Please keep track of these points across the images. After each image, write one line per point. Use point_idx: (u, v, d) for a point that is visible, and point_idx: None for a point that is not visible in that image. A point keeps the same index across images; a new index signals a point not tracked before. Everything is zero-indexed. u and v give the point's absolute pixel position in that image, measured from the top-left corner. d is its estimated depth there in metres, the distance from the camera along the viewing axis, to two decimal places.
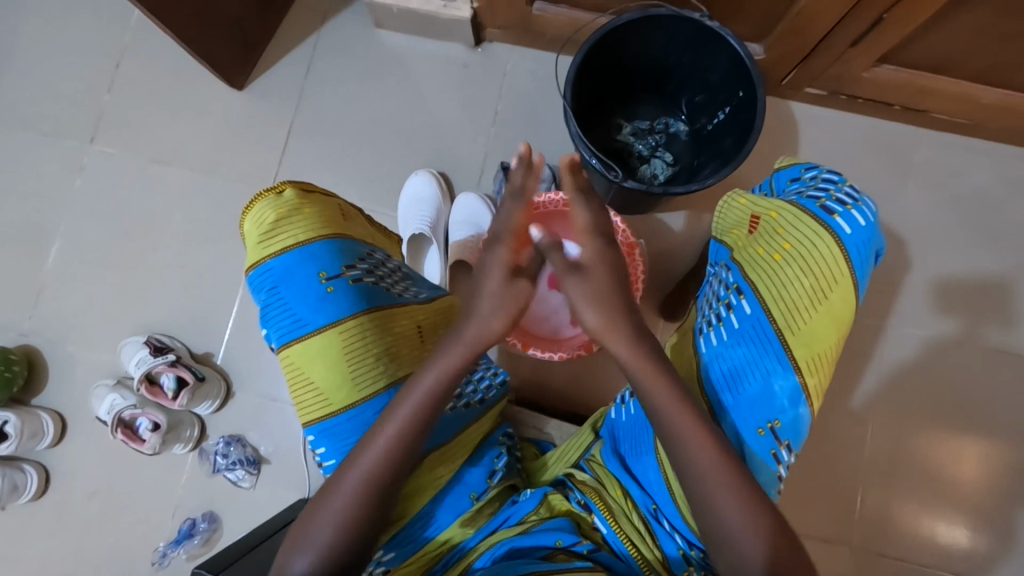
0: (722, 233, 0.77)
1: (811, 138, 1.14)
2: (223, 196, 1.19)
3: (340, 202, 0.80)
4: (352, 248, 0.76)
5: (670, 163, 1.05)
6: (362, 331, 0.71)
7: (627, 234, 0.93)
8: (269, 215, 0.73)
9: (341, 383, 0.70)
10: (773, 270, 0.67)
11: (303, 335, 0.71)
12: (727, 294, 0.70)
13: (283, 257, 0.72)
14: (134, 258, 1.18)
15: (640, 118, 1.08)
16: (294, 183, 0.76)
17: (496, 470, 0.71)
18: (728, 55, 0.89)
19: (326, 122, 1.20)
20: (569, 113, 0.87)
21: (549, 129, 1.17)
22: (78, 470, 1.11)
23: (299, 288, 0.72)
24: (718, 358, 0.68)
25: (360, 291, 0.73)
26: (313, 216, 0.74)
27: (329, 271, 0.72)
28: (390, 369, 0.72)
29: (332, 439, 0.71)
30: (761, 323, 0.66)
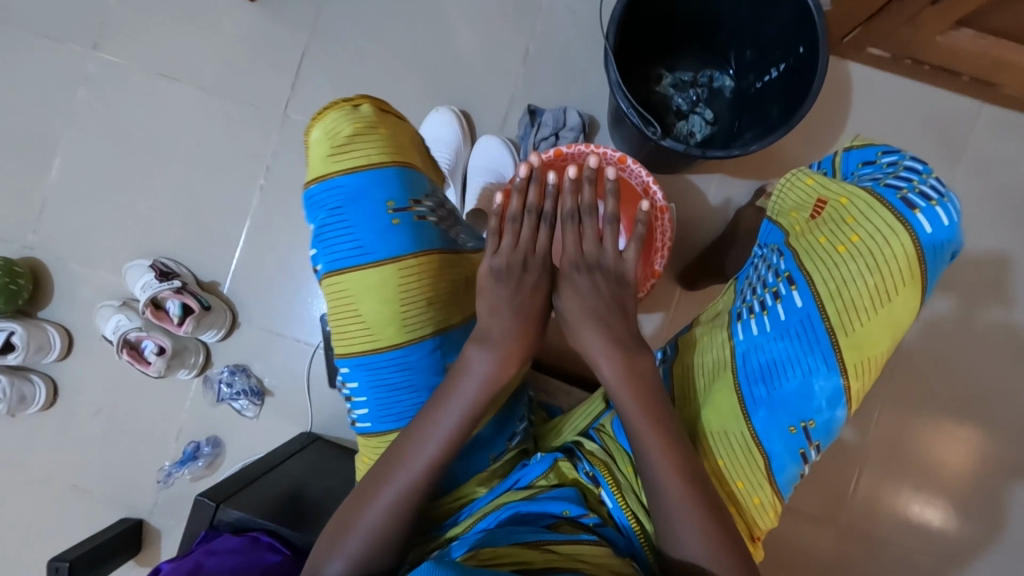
0: (777, 213, 0.72)
1: (865, 106, 1.05)
2: (232, 120, 1.13)
3: (414, 134, 0.76)
4: (421, 182, 0.73)
5: (709, 122, 0.98)
6: (419, 270, 0.69)
7: (658, 196, 0.85)
8: (345, 129, 0.70)
9: (390, 319, 0.69)
10: (833, 264, 0.63)
11: (361, 262, 0.69)
12: (776, 282, 0.66)
13: (353, 177, 0.69)
14: (139, 178, 1.13)
15: (682, 69, 1.00)
16: (374, 104, 0.73)
17: (517, 433, 0.73)
18: (793, 3, 0.80)
19: (344, 48, 1.12)
20: (609, 58, 0.79)
21: (583, 72, 1.08)
22: (85, 386, 1.12)
23: (363, 214, 0.69)
24: (755, 349, 0.66)
25: (422, 228, 0.71)
26: (388, 139, 0.71)
27: (397, 202, 0.70)
28: (438, 315, 0.71)
29: (369, 375, 0.70)
30: (811, 317, 0.64)
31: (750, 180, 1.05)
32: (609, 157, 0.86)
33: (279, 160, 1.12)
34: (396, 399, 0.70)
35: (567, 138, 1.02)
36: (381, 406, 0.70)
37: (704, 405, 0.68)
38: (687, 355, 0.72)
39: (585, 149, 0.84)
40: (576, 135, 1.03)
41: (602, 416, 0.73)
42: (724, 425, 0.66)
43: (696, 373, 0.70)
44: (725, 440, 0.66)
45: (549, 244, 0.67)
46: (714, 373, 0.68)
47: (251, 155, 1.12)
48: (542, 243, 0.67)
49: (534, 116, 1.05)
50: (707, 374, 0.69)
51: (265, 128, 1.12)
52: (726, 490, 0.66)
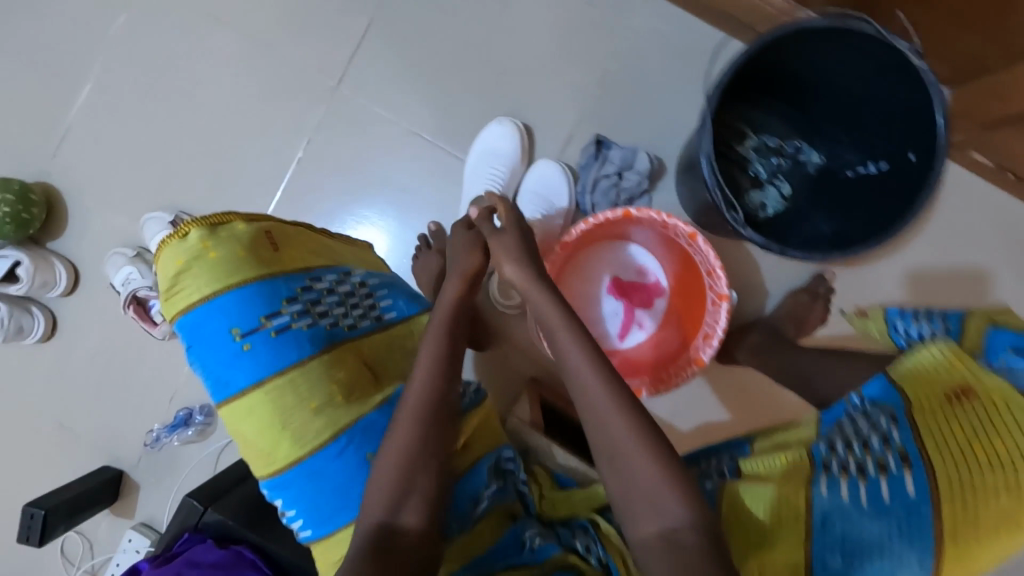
0: (902, 375, 0.59)
1: (948, 206, 0.98)
2: (279, 81, 1.05)
3: (268, 228, 0.67)
4: (282, 285, 0.63)
5: (786, 197, 0.90)
6: (294, 384, 0.60)
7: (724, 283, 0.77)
8: (169, 269, 0.61)
9: (275, 443, 0.59)
10: (964, 462, 0.51)
11: (226, 397, 0.60)
12: (885, 450, 0.54)
13: (189, 317, 0.60)
14: (171, 123, 1.06)
15: (770, 131, 0.91)
16: (199, 220, 0.62)
17: (485, 497, 0.65)
18: (920, 102, 0.71)
19: (410, 26, 1.03)
20: (707, 126, 0.71)
21: (661, 108, 1.00)
22: (85, 327, 1.09)
23: (211, 347, 0.60)
24: (838, 514, 0.52)
25: (292, 337, 0.61)
26: (216, 264, 0.61)
27: (243, 325, 0.60)
28: (330, 419, 0.60)
29: (281, 491, 0.60)
30: (921, 510, 0.50)
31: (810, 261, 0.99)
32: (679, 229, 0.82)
33: (321, 133, 1.05)
34: (322, 501, 0.59)
35: (631, 180, 0.95)
36: (308, 525, 0.60)
37: (760, 548, 0.54)
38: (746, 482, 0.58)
39: (656, 217, 0.80)
40: (641, 180, 0.95)
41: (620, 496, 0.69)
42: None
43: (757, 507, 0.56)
44: None
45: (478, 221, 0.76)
46: (782, 520, 0.54)
47: (293, 124, 1.05)
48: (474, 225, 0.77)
49: (601, 148, 0.97)
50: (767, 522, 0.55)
51: (312, 95, 1.05)
52: None
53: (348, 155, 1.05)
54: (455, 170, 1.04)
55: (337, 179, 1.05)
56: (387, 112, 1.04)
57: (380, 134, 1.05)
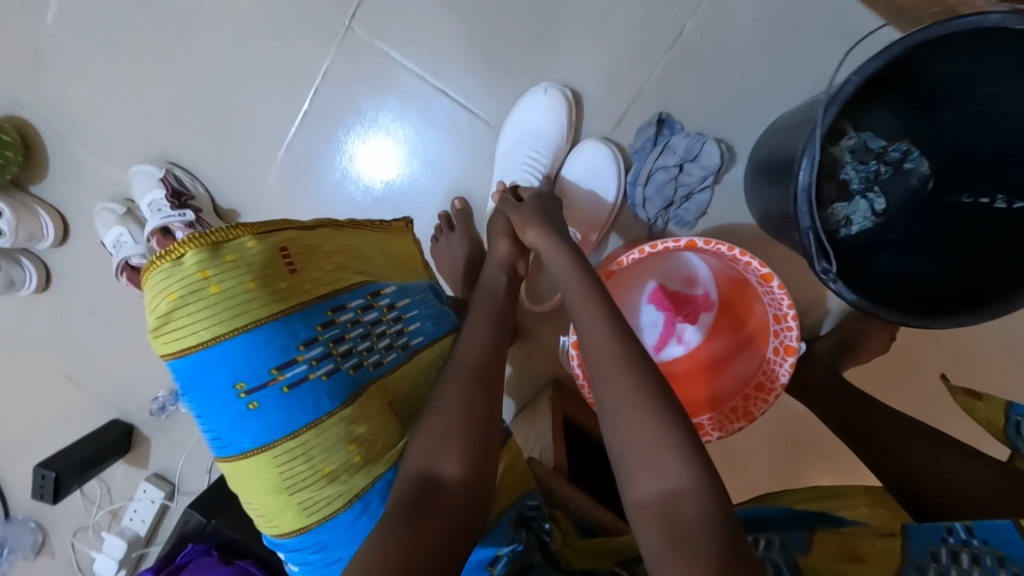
0: None
1: None
2: (281, 12, 0.87)
3: (284, 241, 0.52)
4: (299, 323, 0.50)
5: (875, 212, 0.76)
6: (308, 450, 0.49)
7: (794, 331, 0.69)
8: (159, 300, 0.47)
9: (284, 511, 0.50)
10: None
11: (225, 456, 0.49)
12: None
13: (180, 362, 0.47)
14: (155, 55, 0.90)
15: (876, 133, 0.74)
16: (196, 237, 0.48)
17: (500, 558, 0.58)
18: None
19: None
20: (812, 145, 0.57)
21: (743, 84, 0.81)
22: (81, 282, 1.02)
23: (207, 400, 0.48)
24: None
25: (308, 393, 0.49)
26: (217, 299, 0.47)
27: (249, 379, 0.48)
28: (347, 490, 0.50)
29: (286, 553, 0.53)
30: None
31: None
32: (751, 267, 0.68)
33: (330, 83, 0.89)
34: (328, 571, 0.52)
35: (692, 176, 0.80)
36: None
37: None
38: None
39: (726, 252, 0.67)
40: (705, 177, 0.80)
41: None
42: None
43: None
44: None
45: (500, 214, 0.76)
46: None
47: (297, 66, 0.88)
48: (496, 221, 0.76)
49: (662, 130, 0.81)
50: None
51: (321, 35, 0.87)
52: None
53: (362, 112, 0.89)
54: (486, 140, 0.88)
55: (349, 141, 0.91)
56: (409, 62, 0.87)
57: (400, 89, 0.88)
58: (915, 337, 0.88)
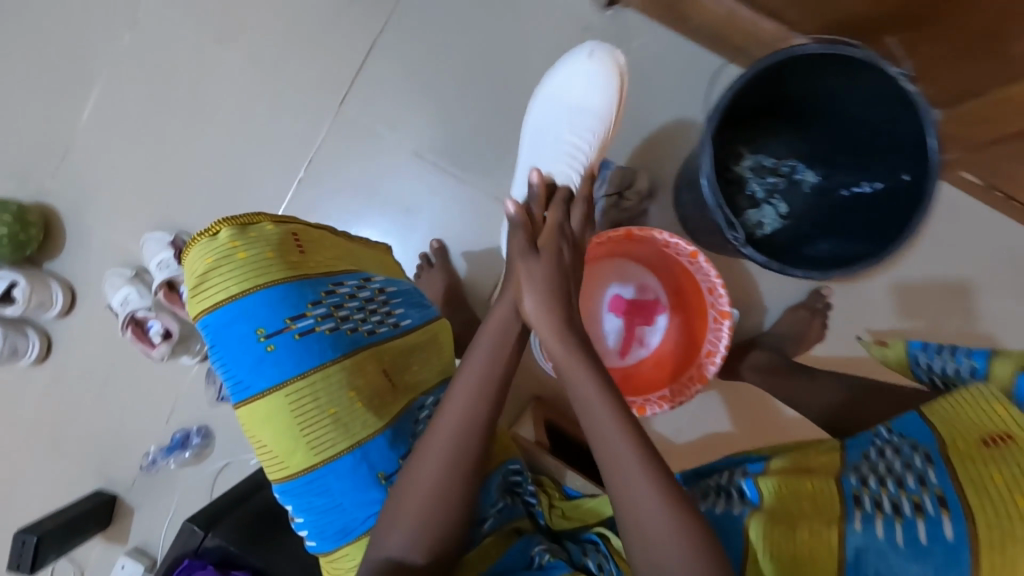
0: (937, 414, 0.60)
1: (942, 225, 1.00)
2: (282, 103, 1.06)
3: (295, 231, 0.66)
4: (307, 289, 0.62)
5: (782, 216, 0.92)
6: (315, 389, 0.59)
7: (725, 300, 0.80)
8: (198, 266, 0.60)
9: (293, 447, 0.59)
10: (1008, 515, 0.49)
11: (244, 399, 0.59)
12: (920, 491, 0.55)
13: (213, 315, 0.59)
14: (173, 143, 1.06)
15: (767, 152, 0.93)
16: (229, 220, 0.62)
17: (489, 519, 0.64)
18: (915, 131, 0.73)
19: (412, 48, 1.05)
20: (706, 144, 0.73)
21: (660, 130, 1.01)
22: (81, 349, 1.07)
23: (232, 347, 0.59)
24: (871, 549, 0.54)
25: (315, 341, 0.60)
26: (245, 265, 0.60)
27: (269, 326, 0.60)
28: (346, 429, 0.60)
29: (293, 500, 0.61)
30: (959, 558, 0.50)
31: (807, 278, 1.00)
32: (680, 249, 0.82)
33: (322, 153, 1.06)
34: (330, 513, 0.60)
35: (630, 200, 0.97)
36: (314, 532, 0.61)
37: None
38: (768, 504, 0.62)
39: (660, 237, 0.81)
40: (641, 199, 0.97)
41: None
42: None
43: (783, 533, 0.58)
44: None
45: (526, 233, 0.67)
46: (812, 551, 0.56)
47: (296, 143, 1.05)
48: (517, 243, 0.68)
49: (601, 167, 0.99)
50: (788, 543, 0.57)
51: (314, 116, 1.05)
52: None
53: (350, 175, 1.06)
54: (457, 189, 1.05)
55: (338, 199, 1.06)
56: (389, 133, 1.05)
57: (382, 154, 1.05)
58: (841, 322, 1.01)
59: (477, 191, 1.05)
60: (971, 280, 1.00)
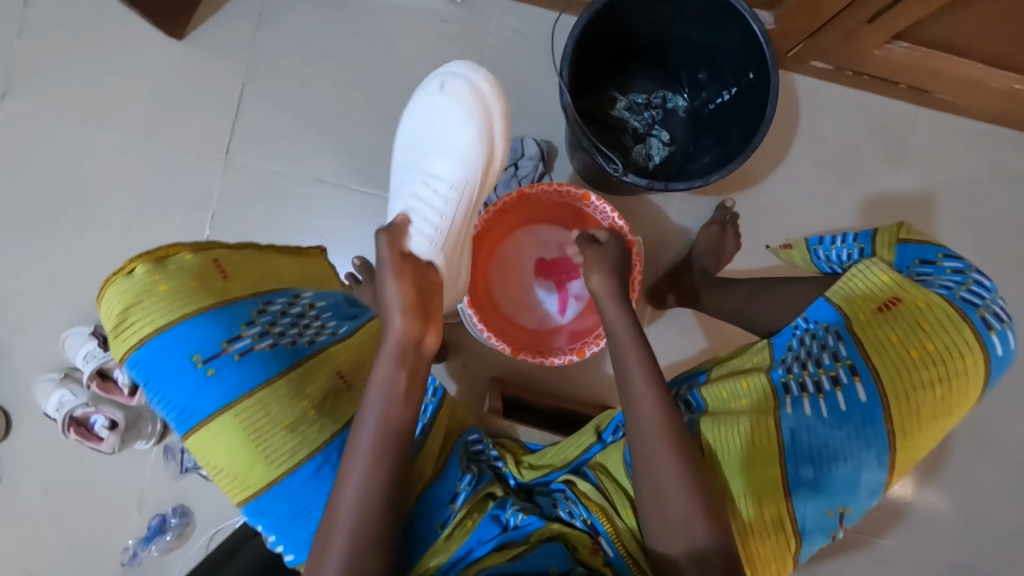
0: (838, 295, 0.64)
1: (812, 114, 1.07)
2: (170, 167, 1.05)
3: (217, 255, 0.64)
4: (238, 310, 0.61)
5: (666, 143, 0.97)
6: (265, 404, 0.59)
7: (623, 226, 0.83)
8: (117, 305, 0.58)
9: (252, 462, 0.59)
10: (907, 369, 0.57)
11: (190, 427, 0.58)
12: (836, 365, 0.60)
13: (144, 350, 0.58)
14: (69, 235, 1.04)
15: (636, 90, 0.98)
16: (144, 254, 0.60)
17: (460, 492, 0.68)
18: (744, 34, 0.80)
19: (284, 82, 1.06)
20: (564, 96, 0.78)
21: (537, 98, 1.06)
22: (28, 467, 1.03)
23: (170, 379, 0.58)
24: (803, 427, 0.58)
25: (256, 360, 0.60)
26: (169, 295, 0.58)
27: (205, 351, 0.58)
28: (306, 437, 0.60)
29: (260, 517, 0.60)
30: (876, 414, 0.57)
31: (708, 196, 1.07)
32: (573, 194, 0.87)
33: (223, 206, 1.05)
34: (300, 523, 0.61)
35: (525, 168, 1.01)
36: (289, 543, 0.61)
37: (741, 475, 0.58)
38: (712, 411, 0.64)
39: (550, 188, 0.86)
40: (535, 164, 1.01)
41: (591, 450, 0.73)
42: (760, 503, 0.57)
43: (729, 438, 0.60)
44: (759, 517, 0.57)
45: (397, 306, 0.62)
46: (755, 445, 0.58)
47: (194, 202, 1.05)
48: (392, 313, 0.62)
49: None
50: (740, 450, 0.59)
51: (206, 172, 1.05)
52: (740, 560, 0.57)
53: (258, 218, 1.05)
54: (364, 204, 1.07)
55: (251, 244, 1.05)
56: (283, 168, 1.06)
57: (283, 190, 1.06)
58: (753, 227, 1.07)
59: (385, 201, 1.07)
60: (853, 158, 1.08)
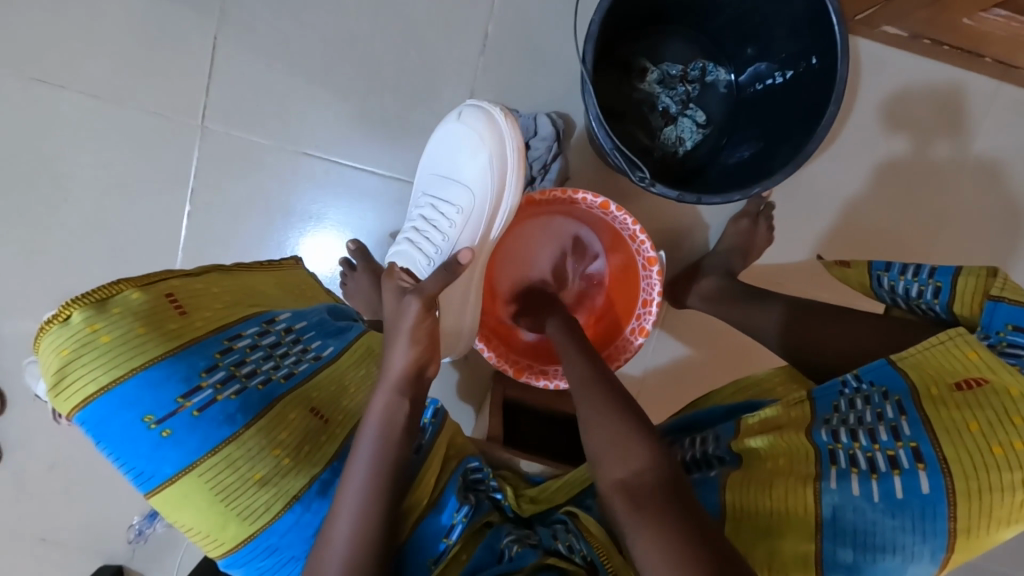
0: (909, 361, 0.57)
1: (873, 88, 0.92)
2: (140, 135, 0.94)
3: (169, 288, 0.58)
4: (196, 354, 0.56)
5: (701, 124, 0.84)
6: (233, 462, 0.55)
7: (648, 247, 0.76)
8: (52, 360, 0.52)
9: (223, 522, 0.55)
10: (982, 464, 0.50)
11: (151, 490, 0.53)
12: (895, 444, 0.54)
13: (87, 411, 0.52)
14: (37, 209, 0.96)
15: (670, 60, 0.83)
16: (81, 299, 0.53)
17: (456, 525, 0.65)
18: (811, 8, 0.65)
19: (262, 37, 0.92)
20: (586, 85, 0.67)
21: (554, 63, 0.92)
22: (27, 445, 1.03)
23: (122, 440, 0.53)
24: (847, 506, 0.54)
25: (218, 412, 0.55)
26: (111, 348, 0.52)
27: (158, 411, 0.53)
28: (281, 489, 0.57)
29: (243, 568, 0.58)
30: (938, 509, 0.51)
31: None
32: (589, 202, 0.77)
33: (202, 181, 0.95)
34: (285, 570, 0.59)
35: (537, 150, 0.88)
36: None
37: (773, 548, 0.56)
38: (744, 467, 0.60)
39: (562, 195, 0.77)
40: (549, 146, 0.89)
41: (597, 485, 0.71)
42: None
43: (761, 505, 0.57)
44: None
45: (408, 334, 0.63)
46: (791, 518, 0.56)
47: (170, 176, 0.95)
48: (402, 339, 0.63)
49: None
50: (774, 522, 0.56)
51: (181, 142, 0.95)
52: None
53: (241, 196, 0.96)
54: (357, 182, 0.96)
55: (235, 224, 0.97)
56: (265, 139, 0.95)
57: (267, 163, 0.95)
58: (789, 220, 0.96)
59: (381, 179, 0.96)
60: (912, 143, 0.94)
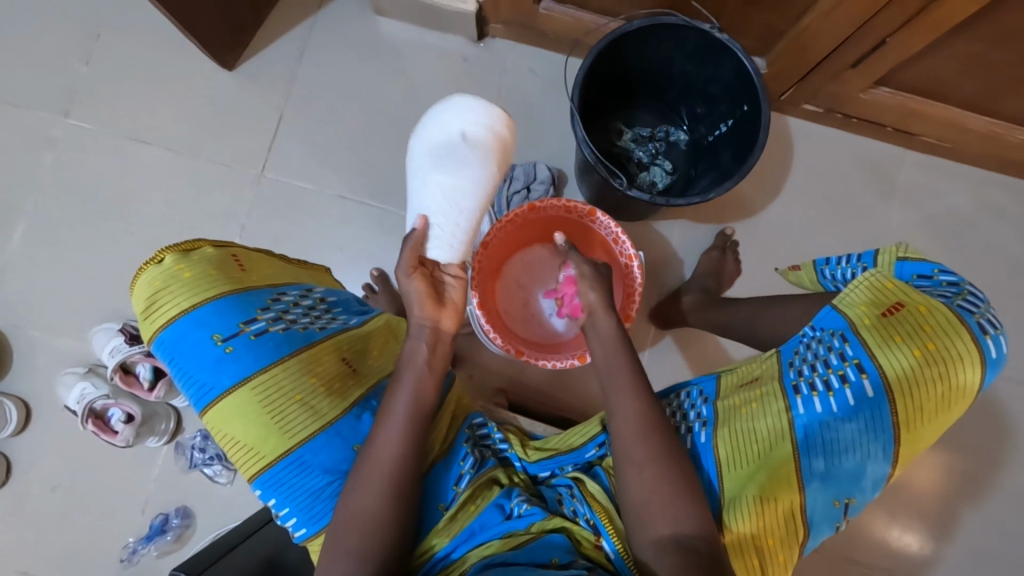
0: (844, 302, 0.69)
1: (806, 151, 1.15)
2: (208, 181, 1.14)
3: (235, 251, 0.71)
4: (254, 297, 0.68)
5: (669, 171, 1.05)
6: (277, 380, 0.64)
7: (627, 244, 0.91)
8: (147, 291, 0.66)
9: (266, 433, 0.63)
10: (911, 368, 0.62)
11: (212, 399, 0.64)
12: (844, 365, 0.65)
13: (169, 330, 0.65)
14: (108, 240, 1.12)
15: (640, 124, 1.07)
16: (173, 247, 0.68)
17: (463, 475, 0.69)
18: (736, 70, 0.89)
19: (318, 110, 1.17)
20: (575, 117, 0.86)
21: (549, 130, 1.16)
22: (40, 462, 1.05)
23: (193, 356, 0.64)
24: (815, 423, 0.63)
25: (269, 340, 0.66)
26: (195, 281, 0.66)
27: (224, 330, 0.65)
28: (315, 411, 0.65)
29: (279, 492, 0.64)
30: (882, 408, 0.62)
31: (708, 223, 1.13)
32: (580, 210, 0.93)
33: (253, 217, 1.13)
34: (314, 500, 0.65)
35: (537, 190, 1.08)
36: (303, 514, 0.65)
37: (760, 475, 0.63)
38: (723, 417, 0.68)
39: (558, 204, 0.92)
40: (546, 187, 1.09)
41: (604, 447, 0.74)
42: (780, 497, 0.62)
43: (747, 437, 0.65)
44: (775, 506, 0.62)
45: (416, 299, 0.68)
46: (771, 446, 0.64)
47: (227, 212, 1.13)
48: (413, 305, 0.68)
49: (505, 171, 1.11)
50: (761, 447, 0.64)
51: (239, 187, 1.14)
52: (756, 545, 0.62)
53: (284, 230, 1.13)
54: (385, 220, 1.14)
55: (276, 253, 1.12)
56: (310, 185, 1.15)
57: (309, 204, 1.14)
58: (752, 254, 1.12)
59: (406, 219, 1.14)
60: (846, 194, 1.14)
